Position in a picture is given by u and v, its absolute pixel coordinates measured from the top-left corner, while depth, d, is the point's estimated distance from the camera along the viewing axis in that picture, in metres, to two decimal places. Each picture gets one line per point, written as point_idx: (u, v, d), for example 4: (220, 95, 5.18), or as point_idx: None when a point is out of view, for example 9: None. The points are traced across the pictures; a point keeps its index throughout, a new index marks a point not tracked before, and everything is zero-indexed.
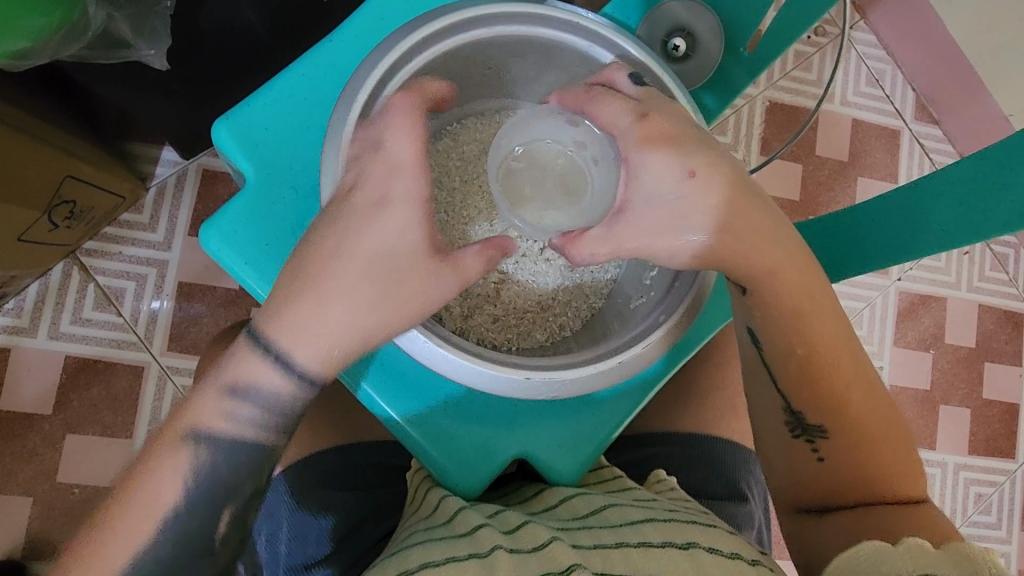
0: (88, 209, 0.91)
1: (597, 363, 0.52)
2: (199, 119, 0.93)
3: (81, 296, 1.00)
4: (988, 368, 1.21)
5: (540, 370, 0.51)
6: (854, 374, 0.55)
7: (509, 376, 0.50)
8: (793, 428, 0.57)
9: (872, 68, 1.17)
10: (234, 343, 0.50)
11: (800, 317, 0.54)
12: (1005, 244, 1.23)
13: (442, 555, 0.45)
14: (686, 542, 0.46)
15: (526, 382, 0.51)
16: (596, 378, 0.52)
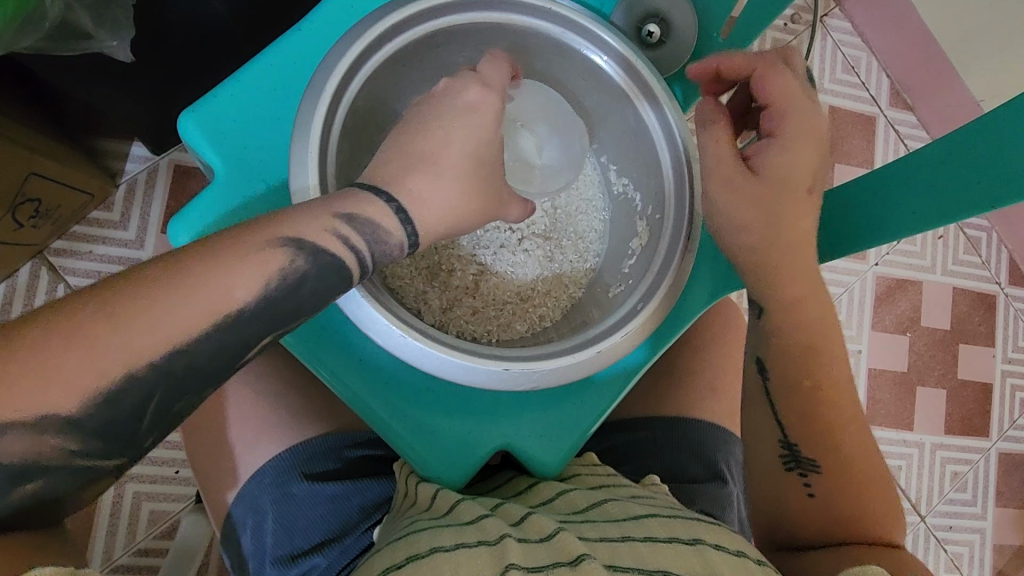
0: (54, 207, 0.88)
1: (576, 353, 0.52)
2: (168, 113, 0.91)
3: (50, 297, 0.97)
4: (963, 349, 1.23)
5: (520, 361, 0.51)
6: (847, 414, 0.60)
7: (488, 367, 0.50)
8: (788, 462, 0.60)
9: (847, 55, 1.18)
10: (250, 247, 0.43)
11: (804, 351, 0.59)
12: (977, 227, 1.26)
13: (452, 539, 0.45)
14: (692, 539, 0.46)
15: (505, 375, 0.50)
16: (575, 369, 0.52)
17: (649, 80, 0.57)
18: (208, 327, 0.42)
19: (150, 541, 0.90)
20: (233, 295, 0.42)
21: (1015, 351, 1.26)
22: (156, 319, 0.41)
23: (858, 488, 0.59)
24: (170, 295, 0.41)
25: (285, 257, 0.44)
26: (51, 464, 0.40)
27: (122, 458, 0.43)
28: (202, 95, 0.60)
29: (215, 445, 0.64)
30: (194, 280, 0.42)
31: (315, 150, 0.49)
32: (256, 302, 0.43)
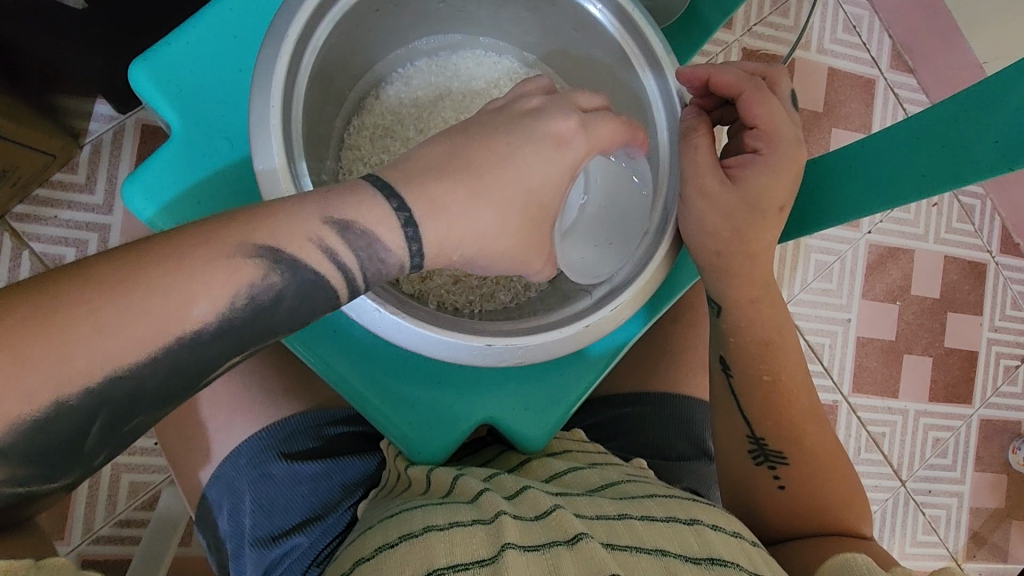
0: (12, 169, 0.83)
1: (562, 327, 0.50)
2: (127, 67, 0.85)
3: (16, 265, 0.92)
4: (951, 318, 1.23)
5: (502, 336, 0.48)
6: (809, 407, 0.60)
7: (469, 343, 0.47)
8: (756, 456, 0.59)
9: (849, 14, 1.14)
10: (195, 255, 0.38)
11: (769, 346, 0.58)
12: (972, 195, 1.24)
13: (445, 519, 0.43)
14: (690, 518, 0.45)
15: (487, 350, 0.48)
16: (560, 344, 0.50)
17: (643, 29, 0.53)
18: (156, 342, 0.37)
19: (132, 512, 0.89)
20: (192, 310, 0.37)
21: (1002, 319, 1.26)
22: (101, 331, 0.35)
23: (821, 480, 0.59)
24: (117, 307, 0.36)
25: (259, 272, 0.39)
26: None
27: (64, 480, 0.39)
28: (153, 44, 0.55)
29: (192, 422, 0.62)
30: (156, 285, 0.36)
31: (277, 102, 0.45)
32: (218, 323, 0.38)
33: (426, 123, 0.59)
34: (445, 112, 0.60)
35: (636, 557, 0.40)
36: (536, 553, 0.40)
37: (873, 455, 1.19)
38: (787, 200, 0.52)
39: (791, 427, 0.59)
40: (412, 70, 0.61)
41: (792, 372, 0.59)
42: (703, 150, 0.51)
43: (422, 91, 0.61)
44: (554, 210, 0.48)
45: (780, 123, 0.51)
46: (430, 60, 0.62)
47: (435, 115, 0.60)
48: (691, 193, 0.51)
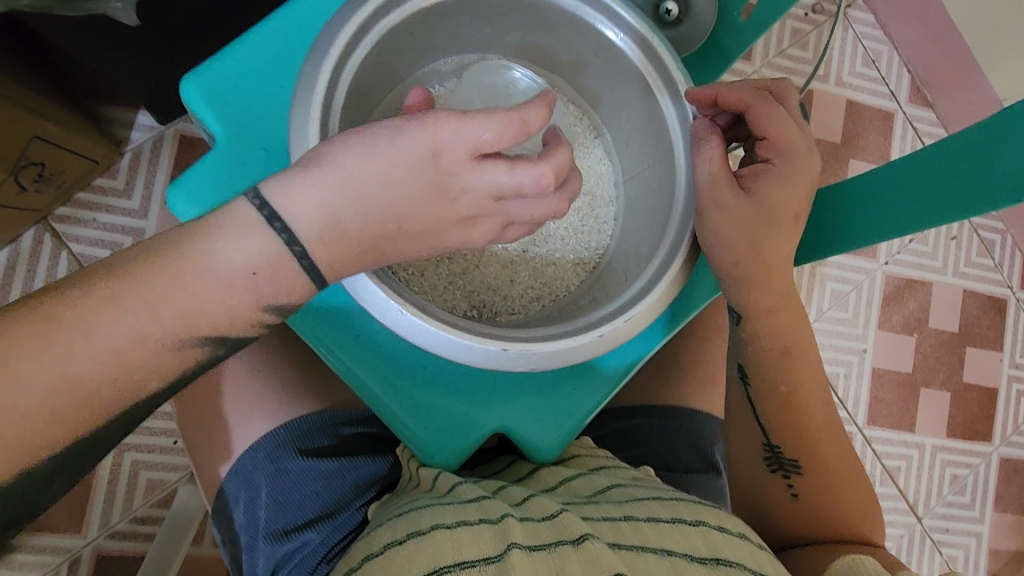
0: (59, 172, 0.87)
1: (574, 337, 0.51)
2: (166, 78, 0.88)
3: (53, 264, 0.96)
4: (970, 353, 1.22)
5: (516, 341, 0.49)
6: (821, 419, 0.60)
7: (485, 347, 0.48)
8: (770, 463, 0.61)
9: (868, 48, 1.16)
10: (131, 337, 0.42)
11: (786, 355, 0.58)
12: (992, 230, 1.24)
13: (453, 518, 0.44)
14: (695, 520, 0.46)
15: (503, 354, 0.49)
16: (573, 352, 0.51)
17: (664, 58, 0.55)
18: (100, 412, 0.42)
19: (148, 509, 0.91)
20: (146, 384, 0.43)
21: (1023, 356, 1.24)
22: (54, 413, 0.40)
23: (831, 487, 0.59)
24: (68, 395, 0.40)
25: (201, 350, 0.44)
26: None
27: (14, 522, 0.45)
28: (202, 60, 0.59)
29: (212, 418, 0.64)
30: (100, 374, 0.41)
31: (316, 116, 0.48)
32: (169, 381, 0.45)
33: None
34: None
35: (641, 557, 0.41)
36: (541, 553, 0.41)
37: (889, 488, 1.17)
38: (799, 206, 0.54)
39: (807, 437, 0.59)
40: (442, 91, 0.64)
41: (802, 386, 0.60)
42: (719, 166, 0.52)
43: None
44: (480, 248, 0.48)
45: (790, 147, 0.53)
46: None
47: None
48: (708, 209, 0.52)
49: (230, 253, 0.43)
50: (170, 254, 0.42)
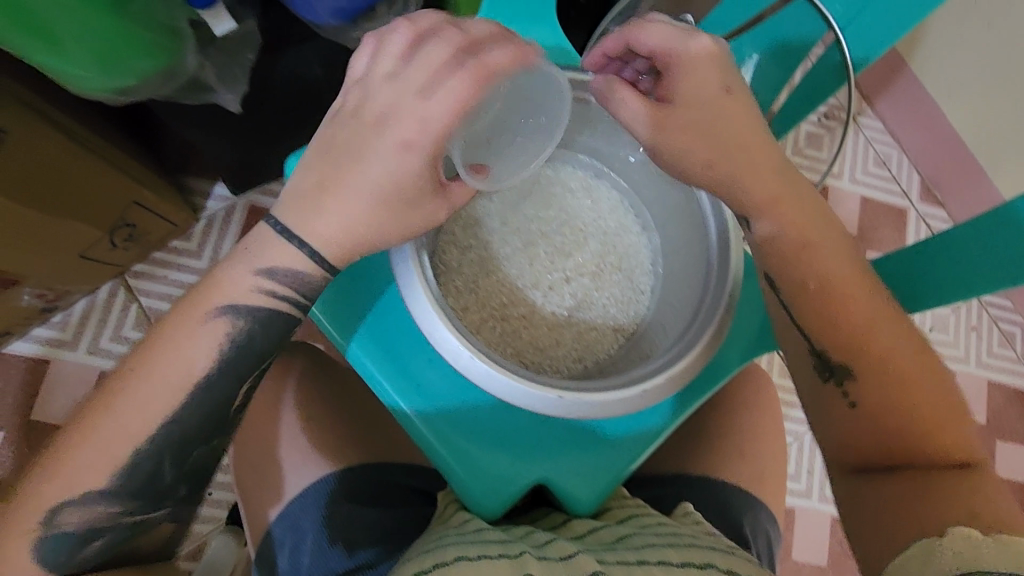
0: (145, 233, 0.98)
1: (621, 391, 0.54)
2: (251, 155, 0.97)
3: (122, 315, 1.05)
4: (1000, 446, 1.21)
5: (569, 390, 0.53)
6: (887, 330, 0.53)
7: (542, 394, 0.52)
8: (821, 372, 0.54)
9: (878, 151, 1.28)
10: (188, 327, 0.50)
11: (821, 270, 0.53)
12: (1012, 323, 1.26)
13: (475, 552, 0.47)
14: (706, 563, 0.48)
15: (558, 402, 0.53)
16: (619, 405, 0.54)
17: None
18: (188, 395, 0.50)
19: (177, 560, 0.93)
20: (196, 365, 0.50)
21: None
22: (141, 403, 0.49)
23: (917, 414, 0.51)
24: (147, 381, 0.49)
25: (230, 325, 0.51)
26: (105, 526, 0.51)
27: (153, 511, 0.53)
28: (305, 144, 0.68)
29: (267, 462, 0.68)
30: (161, 359, 0.50)
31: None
32: (215, 365, 0.51)
33: None
34: None
35: None
36: None
37: None
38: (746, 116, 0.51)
39: (858, 351, 0.53)
40: None
41: (856, 295, 0.53)
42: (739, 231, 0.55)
43: None
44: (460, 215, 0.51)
45: (711, 91, 0.50)
46: None
47: None
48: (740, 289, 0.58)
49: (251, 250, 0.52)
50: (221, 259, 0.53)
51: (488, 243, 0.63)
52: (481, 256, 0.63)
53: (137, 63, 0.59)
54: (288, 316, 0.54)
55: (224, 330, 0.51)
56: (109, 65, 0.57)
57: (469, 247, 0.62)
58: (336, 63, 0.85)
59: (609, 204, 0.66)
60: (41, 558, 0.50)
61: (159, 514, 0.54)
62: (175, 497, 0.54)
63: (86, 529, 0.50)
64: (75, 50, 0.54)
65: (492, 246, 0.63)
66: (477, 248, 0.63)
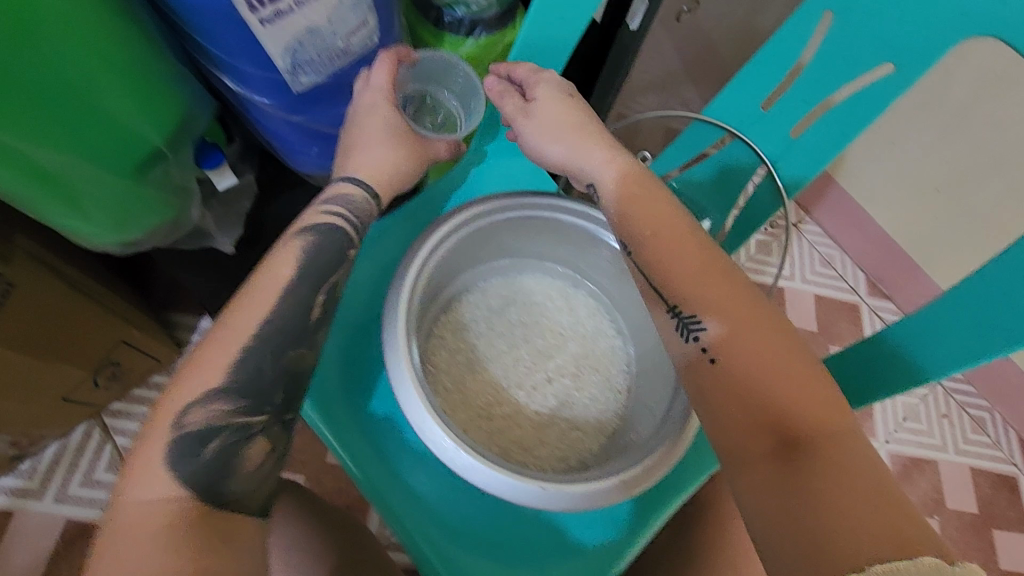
0: (128, 371, 0.99)
1: (599, 480, 0.54)
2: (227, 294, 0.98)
3: (95, 457, 1.02)
4: (996, 535, 1.26)
5: (553, 482, 0.53)
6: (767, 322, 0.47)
7: (526, 486, 0.52)
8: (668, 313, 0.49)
9: (822, 253, 1.42)
10: (260, 273, 0.54)
11: (700, 255, 0.50)
12: (978, 407, 1.35)
13: None
14: None
15: (541, 494, 0.53)
16: (600, 497, 0.54)
17: None
18: (278, 302, 0.52)
19: None
20: (283, 273, 0.53)
21: None
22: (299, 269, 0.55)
23: (786, 393, 0.44)
24: (233, 322, 0.51)
25: (299, 244, 0.55)
26: (221, 423, 0.48)
27: (265, 416, 0.51)
28: None
29: None
30: (239, 309, 0.52)
31: (408, 292, 0.57)
32: (297, 276, 0.54)
33: (494, 324, 0.69)
34: (513, 314, 0.70)
35: None
36: None
37: None
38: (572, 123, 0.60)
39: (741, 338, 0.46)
40: (495, 282, 0.71)
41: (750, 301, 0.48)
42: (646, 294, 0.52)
43: (493, 300, 0.70)
44: (415, 271, 0.58)
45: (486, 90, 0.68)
46: (501, 278, 0.71)
47: (506, 317, 0.69)
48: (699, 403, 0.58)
49: (288, 241, 0.55)
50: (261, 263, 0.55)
51: (474, 346, 0.67)
52: (469, 358, 0.66)
53: (148, 221, 0.66)
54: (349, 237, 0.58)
55: (307, 244, 0.55)
56: (120, 223, 0.64)
57: (457, 350, 0.66)
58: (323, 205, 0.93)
59: (584, 308, 0.71)
60: (161, 474, 0.44)
61: (256, 423, 0.50)
62: (273, 402, 0.52)
63: (208, 425, 0.47)
64: (95, 211, 0.61)
65: (477, 347, 0.67)
66: (464, 350, 0.67)
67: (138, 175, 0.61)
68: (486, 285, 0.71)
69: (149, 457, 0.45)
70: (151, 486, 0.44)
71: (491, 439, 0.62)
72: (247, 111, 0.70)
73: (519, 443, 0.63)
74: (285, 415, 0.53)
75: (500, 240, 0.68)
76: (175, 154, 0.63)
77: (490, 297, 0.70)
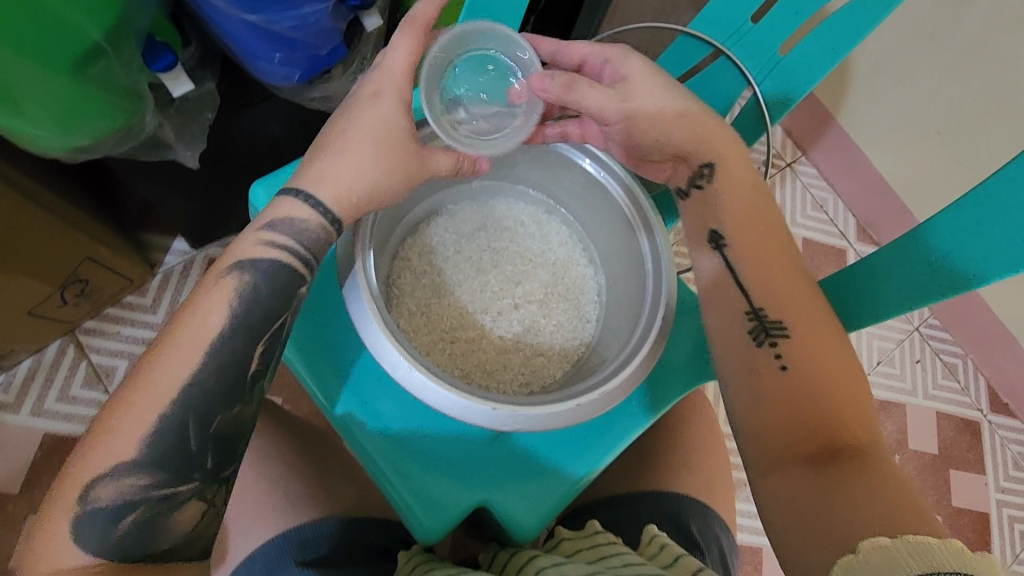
0: (98, 288, 0.98)
1: (556, 401, 0.54)
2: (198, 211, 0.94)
3: (71, 373, 1.02)
4: (955, 476, 1.30)
5: (506, 403, 0.53)
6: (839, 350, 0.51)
7: (478, 406, 0.53)
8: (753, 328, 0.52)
9: (815, 195, 1.39)
10: (198, 289, 0.47)
11: (796, 275, 0.53)
12: (952, 355, 1.37)
13: None
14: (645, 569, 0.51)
15: (494, 414, 0.53)
16: (555, 417, 0.54)
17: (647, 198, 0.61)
18: (206, 356, 0.46)
19: None
20: (209, 322, 0.46)
21: (1007, 481, 1.32)
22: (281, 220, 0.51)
23: (843, 413, 0.48)
24: (155, 368, 0.45)
25: (233, 280, 0.47)
26: (136, 500, 0.44)
27: (195, 482, 0.46)
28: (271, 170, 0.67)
29: None
30: (164, 356, 0.45)
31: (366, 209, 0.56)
32: (227, 327, 0.46)
33: (463, 248, 0.67)
34: (483, 239, 0.68)
35: None
36: None
37: None
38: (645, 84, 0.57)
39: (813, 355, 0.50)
40: (466, 205, 0.69)
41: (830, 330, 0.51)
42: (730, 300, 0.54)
43: (463, 224, 0.68)
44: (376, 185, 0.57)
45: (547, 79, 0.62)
46: (471, 202, 0.69)
47: (475, 242, 0.68)
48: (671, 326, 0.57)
49: (221, 266, 0.48)
50: (198, 287, 0.48)
51: (441, 270, 0.66)
52: (435, 281, 0.65)
53: (96, 124, 0.63)
54: (295, 275, 0.49)
55: (243, 288, 0.47)
56: (65, 125, 0.61)
57: (423, 273, 0.65)
58: (294, 120, 0.88)
59: (557, 237, 0.70)
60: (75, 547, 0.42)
61: (186, 489, 0.45)
62: (203, 468, 0.46)
63: (120, 502, 0.43)
64: (34, 110, 0.57)
65: (444, 272, 0.66)
66: (430, 274, 0.66)
67: (77, 71, 0.57)
68: (456, 210, 0.69)
69: (58, 526, 0.43)
70: (60, 558, 0.42)
71: (452, 362, 0.62)
72: (201, 6, 0.64)
73: (482, 367, 0.63)
74: (223, 474, 0.48)
75: None
76: (117, 51, 0.59)
77: (460, 222, 0.68)
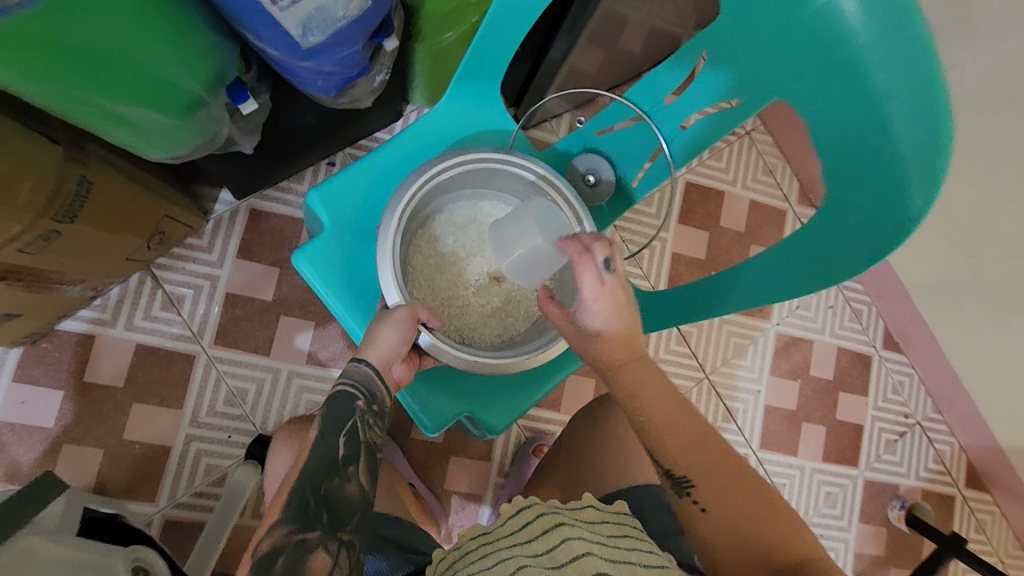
0: (170, 236, 1.23)
1: (518, 354, 0.84)
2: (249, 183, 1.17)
3: (151, 298, 1.31)
4: (843, 396, 1.65)
5: (485, 356, 0.83)
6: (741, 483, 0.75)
7: (467, 357, 0.82)
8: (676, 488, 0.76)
9: (767, 161, 1.61)
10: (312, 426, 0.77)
11: (697, 440, 0.75)
12: (861, 302, 1.67)
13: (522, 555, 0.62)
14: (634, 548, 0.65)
15: (476, 362, 0.83)
16: (517, 363, 0.84)
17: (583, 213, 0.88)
18: (305, 456, 0.73)
19: (206, 487, 1.31)
20: (309, 437, 0.75)
21: (884, 402, 1.68)
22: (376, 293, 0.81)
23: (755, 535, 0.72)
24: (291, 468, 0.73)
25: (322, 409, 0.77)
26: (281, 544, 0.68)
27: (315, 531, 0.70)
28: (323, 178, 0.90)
29: None
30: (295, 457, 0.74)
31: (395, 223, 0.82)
32: (319, 435, 0.75)
33: (459, 238, 0.93)
34: (474, 231, 0.93)
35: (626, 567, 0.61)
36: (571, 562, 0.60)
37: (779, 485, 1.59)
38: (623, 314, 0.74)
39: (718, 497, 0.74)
40: (462, 205, 0.94)
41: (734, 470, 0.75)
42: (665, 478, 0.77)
43: (460, 218, 0.93)
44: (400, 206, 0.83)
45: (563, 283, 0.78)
46: (466, 202, 0.94)
47: (468, 233, 0.93)
48: None
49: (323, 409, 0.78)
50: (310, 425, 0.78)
51: (443, 253, 0.92)
52: (438, 261, 0.92)
53: (192, 144, 0.85)
54: (357, 397, 0.78)
55: (328, 408, 0.77)
56: (172, 147, 0.83)
57: (431, 255, 0.91)
58: (324, 112, 1.10)
59: None
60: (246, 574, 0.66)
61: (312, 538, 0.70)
62: (321, 526, 0.71)
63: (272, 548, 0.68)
64: (156, 142, 0.80)
65: (445, 254, 0.92)
66: (435, 256, 0.92)
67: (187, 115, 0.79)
68: (455, 208, 0.93)
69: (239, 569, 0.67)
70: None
71: (450, 320, 0.90)
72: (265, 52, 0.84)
73: (470, 324, 0.91)
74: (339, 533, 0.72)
75: (465, 179, 0.90)
76: (212, 97, 0.81)
77: (457, 217, 0.93)
